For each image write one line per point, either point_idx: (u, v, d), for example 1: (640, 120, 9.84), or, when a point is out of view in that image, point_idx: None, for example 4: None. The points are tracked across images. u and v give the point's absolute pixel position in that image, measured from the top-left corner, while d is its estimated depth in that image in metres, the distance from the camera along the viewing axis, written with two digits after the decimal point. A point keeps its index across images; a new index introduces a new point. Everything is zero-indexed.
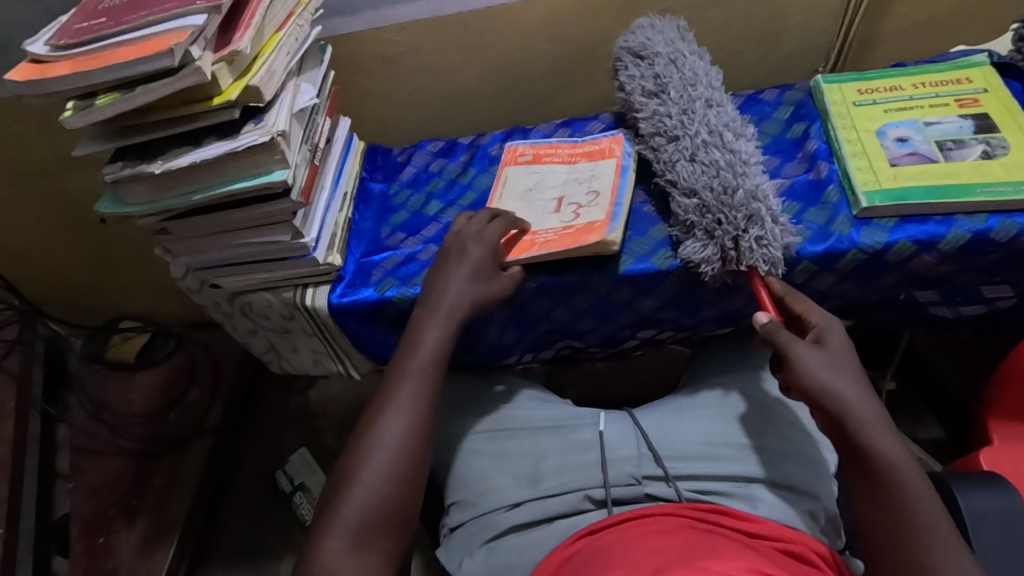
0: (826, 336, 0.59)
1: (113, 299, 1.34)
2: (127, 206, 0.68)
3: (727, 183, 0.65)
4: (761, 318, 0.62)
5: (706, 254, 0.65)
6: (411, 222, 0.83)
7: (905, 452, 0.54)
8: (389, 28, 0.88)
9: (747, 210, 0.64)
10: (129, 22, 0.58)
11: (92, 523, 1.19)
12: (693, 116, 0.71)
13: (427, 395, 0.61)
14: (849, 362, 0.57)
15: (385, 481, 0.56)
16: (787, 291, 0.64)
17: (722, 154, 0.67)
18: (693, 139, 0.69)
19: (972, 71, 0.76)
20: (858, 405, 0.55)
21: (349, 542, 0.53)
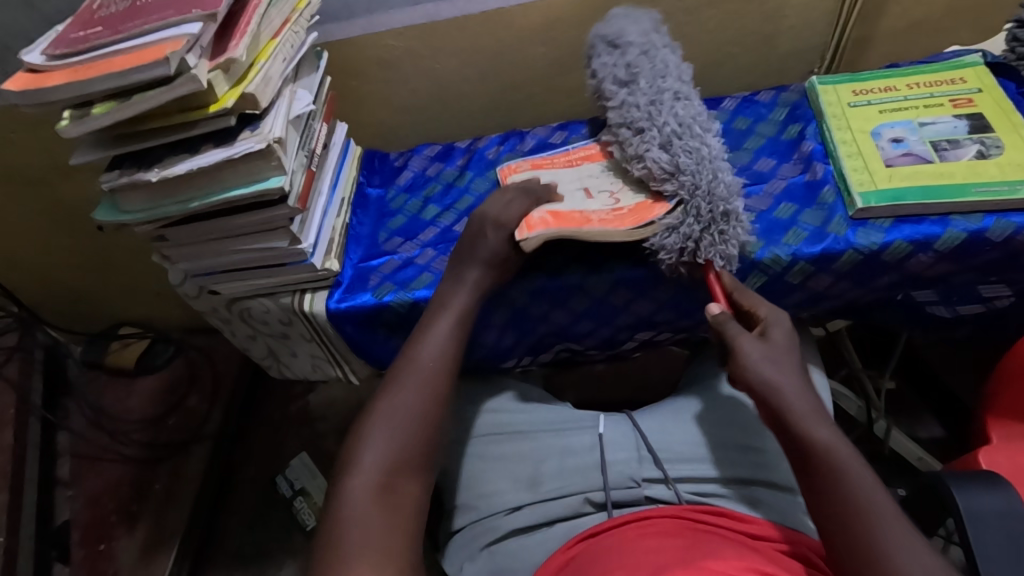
0: (770, 329, 0.61)
1: (112, 305, 1.34)
2: (124, 214, 0.69)
3: (700, 176, 0.64)
4: (714, 309, 0.63)
5: (671, 247, 0.65)
6: (408, 227, 0.83)
7: (839, 437, 0.55)
8: (385, 33, 0.89)
9: (717, 204, 0.64)
10: (125, 31, 0.59)
11: (93, 529, 1.18)
12: (663, 107, 0.68)
13: (451, 350, 0.63)
14: (785, 357, 0.59)
15: (412, 425, 0.58)
16: (738, 288, 0.65)
17: (694, 146, 0.66)
18: (662, 130, 0.67)
19: (966, 72, 0.76)
20: (793, 394, 0.57)
21: (375, 483, 0.54)
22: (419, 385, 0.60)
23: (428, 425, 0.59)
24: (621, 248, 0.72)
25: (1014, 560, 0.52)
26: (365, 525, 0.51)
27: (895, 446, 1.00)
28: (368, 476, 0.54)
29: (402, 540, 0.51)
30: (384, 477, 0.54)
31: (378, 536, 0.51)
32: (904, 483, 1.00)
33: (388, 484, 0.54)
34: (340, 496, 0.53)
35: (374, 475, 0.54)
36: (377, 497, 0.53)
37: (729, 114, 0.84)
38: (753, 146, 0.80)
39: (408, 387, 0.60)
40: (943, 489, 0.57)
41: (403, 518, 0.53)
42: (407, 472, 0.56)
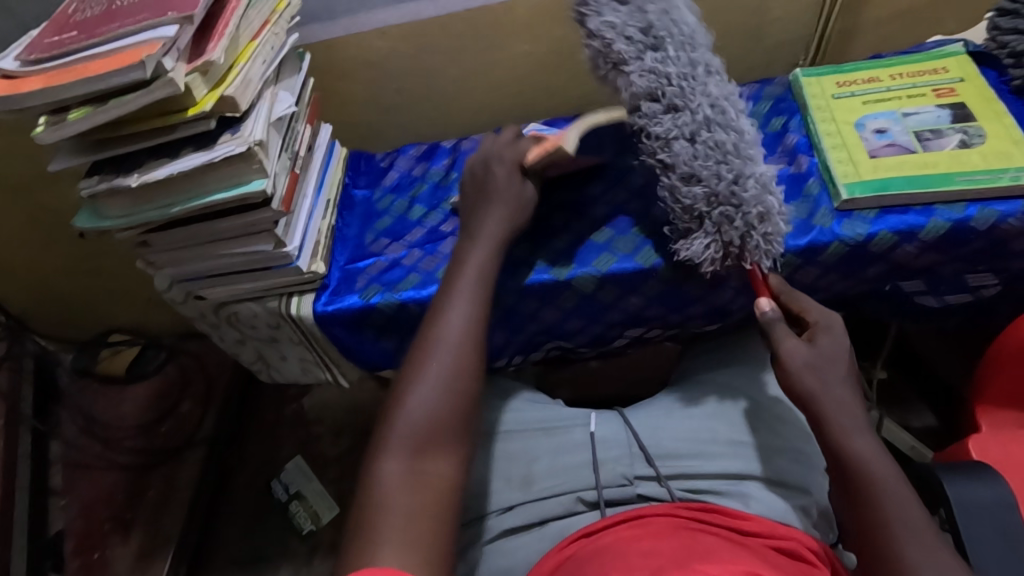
0: (820, 336, 0.60)
1: (100, 313, 1.33)
2: (105, 220, 0.68)
3: (732, 173, 0.61)
4: (763, 305, 0.62)
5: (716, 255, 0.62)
6: (395, 228, 0.82)
7: (880, 452, 0.54)
8: (368, 34, 0.88)
9: (752, 203, 0.61)
10: (100, 34, 0.58)
11: (85, 538, 1.17)
12: (695, 84, 0.62)
13: (475, 317, 0.60)
14: (830, 364, 0.58)
15: (440, 396, 0.55)
16: (790, 292, 0.64)
17: (725, 137, 0.62)
18: (695, 115, 0.61)
19: (949, 61, 0.76)
20: (839, 403, 0.56)
21: (404, 464, 0.51)
22: (444, 358, 0.57)
23: (463, 396, 0.56)
24: (607, 245, 0.72)
25: (1004, 550, 0.52)
26: (389, 516, 0.48)
27: (888, 437, 1.00)
28: (398, 458, 0.52)
29: (431, 523, 0.49)
30: (413, 454, 0.52)
31: (411, 529, 0.48)
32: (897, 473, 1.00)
33: (416, 464, 0.52)
34: (372, 478, 0.51)
35: (400, 455, 0.52)
36: (405, 479, 0.51)
37: None
38: None
39: (435, 361, 0.57)
40: (933, 480, 0.57)
41: (429, 498, 0.50)
42: (434, 452, 0.53)
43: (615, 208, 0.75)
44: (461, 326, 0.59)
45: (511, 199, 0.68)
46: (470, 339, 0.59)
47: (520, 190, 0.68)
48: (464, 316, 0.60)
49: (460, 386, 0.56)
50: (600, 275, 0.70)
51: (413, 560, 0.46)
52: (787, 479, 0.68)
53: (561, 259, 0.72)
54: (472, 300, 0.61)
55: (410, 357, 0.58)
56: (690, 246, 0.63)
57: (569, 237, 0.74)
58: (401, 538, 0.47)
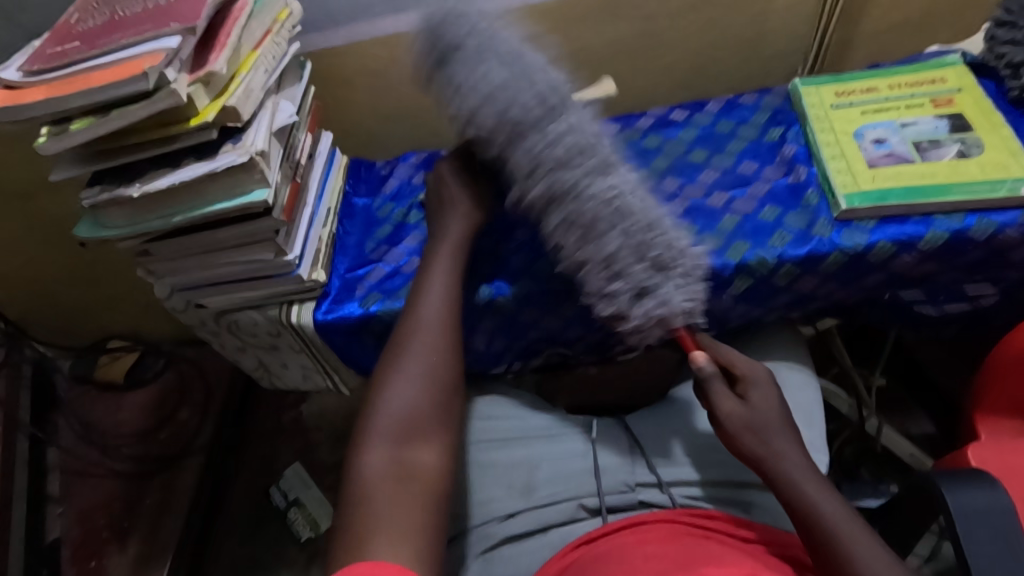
0: (750, 390, 0.62)
1: (99, 319, 1.33)
2: (107, 229, 0.68)
3: (661, 240, 0.65)
4: (700, 360, 0.62)
5: (678, 302, 0.63)
6: (394, 235, 0.82)
7: (825, 494, 0.55)
8: (369, 42, 0.88)
9: (682, 265, 0.65)
10: (102, 46, 0.58)
11: (83, 546, 1.17)
12: (585, 164, 0.66)
13: (452, 299, 0.63)
14: (771, 418, 0.60)
15: (420, 387, 0.56)
16: (710, 343, 0.66)
17: (641, 211, 0.66)
18: (614, 193, 0.66)
19: (946, 71, 0.77)
20: (779, 451, 0.58)
21: (386, 454, 0.52)
22: (425, 337, 0.59)
23: (442, 379, 0.57)
24: None
25: (1005, 560, 0.52)
26: (378, 509, 0.48)
27: (886, 443, 1.01)
28: (380, 447, 0.52)
29: (419, 517, 0.48)
30: (394, 444, 0.52)
31: (396, 521, 0.47)
32: (895, 480, 1.00)
33: (399, 452, 0.52)
34: (354, 472, 0.51)
35: (383, 444, 0.52)
36: (390, 468, 0.51)
37: (712, 117, 0.85)
38: (735, 149, 0.80)
39: (416, 345, 0.59)
40: (932, 488, 0.57)
41: (416, 491, 0.50)
42: (419, 438, 0.53)
43: None
44: (438, 310, 0.61)
45: (465, 207, 0.71)
46: (448, 317, 0.61)
47: (469, 189, 0.72)
48: (442, 299, 0.62)
49: (444, 363, 0.58)
50: None
51: (401, 550, 0.45)
52: None
53: (562, 267, 0.72)
54: (447, 288, 0.63)
55: (391, 341, 0.60)
56: (654, 303, 0.63)
57: None
58: (390, 533, 0.46)
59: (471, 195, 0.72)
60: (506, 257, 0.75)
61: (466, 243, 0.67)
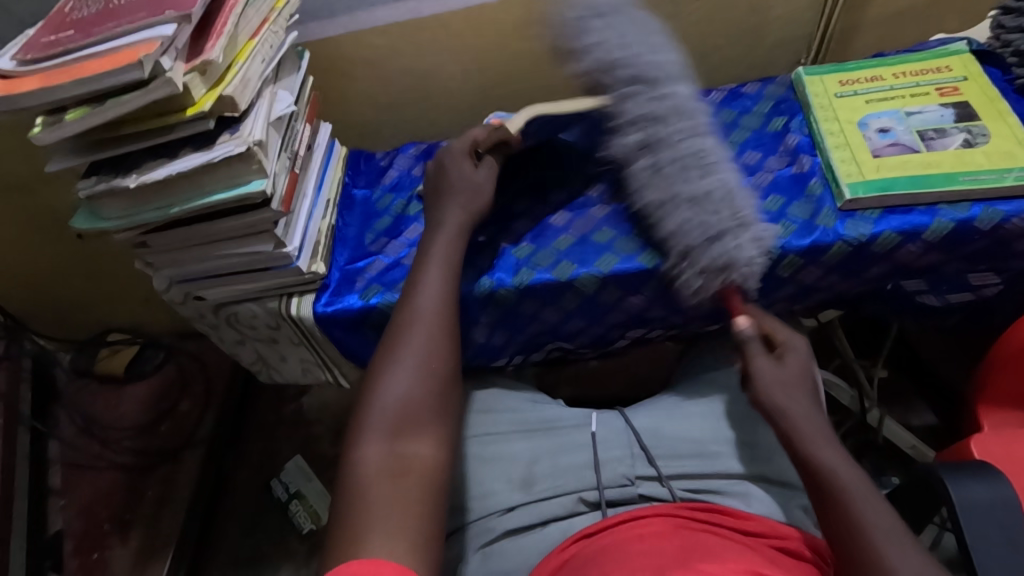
0: (788, 354, 0.61)
1: (98, 312, 1.32)
2: (104, 221, 0.67)
3: (725, 201, 0.63)
4: (742, 323, 0.62)
5: (750, 253, 0.62)
6: (394, 227, 0.82)
7: (849, 464, 0.54)
8: (367, 32, 0.87)
9: (742, 230, 0.62)
10: (96, 34, 0.57)
11: (85, 539, 1.17)
12: (669, 123, 0.65)
13: (448, 289, 0.62)
14: (797, 383, 0.59)
15: (417, 379, 0.56)
16: (758, 312, 0.65)
17: (710, 173, 0.64)
18: (685, 152, 0.64)
19: (952, 60, 0.76)
20: (802, 418, 0.57)
21: (382, 447, 0.51)
22: (422, 328, 0.59)
23: (438, 373, 0.57)
24: (609, 245, 0.71)
25: (1008, 552, 0.52)
26: (372, 503, 0.48)
27: (888, 435, 1.00)
28: (376, 440, 0.51)
29: (415, 509, 0.48)
30: (391, 438, 0.52)
31: (391, 515, 0.47)
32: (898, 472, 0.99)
33: (394, 445, 0.52)
34: (351, 466, 0.51)
35: (380, 437, 0.52)
36: (386, 460, 0.50)
37: (715, 107, 0.84)
38: (738, 139, 0.79)
39: (413, 337, 0.58)
40: (935, 480, 0.57)
41: (412, 483, 0.50)
42: (414, 430, 0.53)
43: (614, 207, 0.75)
44: (434, 300, 0.61)
45: (470, 198, 0.68)
46: (444, 307, 0.60)
47: (473, 175, 0.69)
48: (438, 289, 0.61)
49: (439, 354, 0.58)
50: (603, 275, 0.69)
51: (397, 546, 0.45)
52: (788, 479, 0.69)
53: (563, 260, 0.72)
54: (443, 277, 0.63)
55: (388, 330, 0.60)
56: (718, 254, 0.62)
57: (570, 238, 0.74)
58: (384, 527, 0.46)
59: (475, 182, 0.68)
60: (506, 249, 0.74)
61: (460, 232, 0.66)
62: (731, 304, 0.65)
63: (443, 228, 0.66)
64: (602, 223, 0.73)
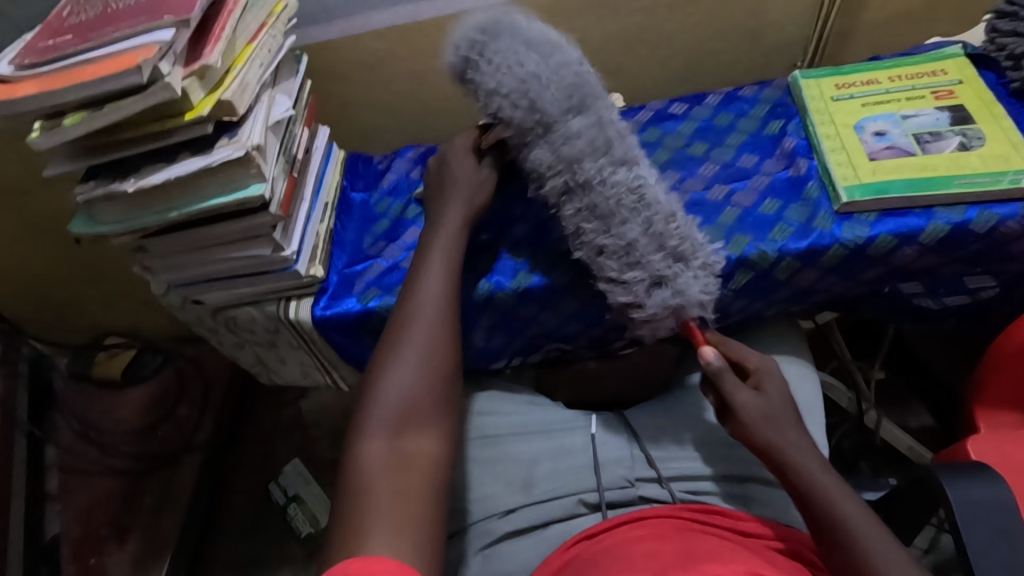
0: (764, 381, 0.61)
1: (95, 316, 1.32)
2: (102, 225, 0.67)
3: (668, 237, 0.62)
4: (709, 355, 0.61)
5: (697, 292, 0.62)
6: (392, 230, 0.82)
7: (832, 477, 0.55)
8: (365, 36, 0.88)
9: (690, 265, 0.63)
10: (94, 39, 0.57)
11: (82, 544, 1.16)
12: (603, 159, 0.63)
13: (449, 286, 0.62)
14: (781, 408, 0.60)
15: (418, 375, 0.56)
16: (719, 338, 0.65)
17: (652, 211, 0.62)
18: (621, 193, 0.62)
19: (947, 63, 0.77)
20: (796, 451, 0.57)
21: (384, 445, 0.51)
22: (422, 324, 0.59)
23: (439, 370, 0.57)
24: None
25: (1007, 553, 0.52)
26: (375, 499, 0.48)
27: (885, 436, 1.00)
28: (379, 437, 0.52)
29: (417, 506, 0.48)
30: (392, 435, 0.52)
31: (393, 512, 0.47)
32: (895, 473, 1.00)
33: (395, 443, 0.52)
34: (352, 464, 0.51)
35: (382, 435, 0.52)
36: (387, 458, 0.50)
37: (712, 111, 0.84)
38: (735, 142, 0.80)
39: (413, 334, 0.58)
40: (934, 481, 0.57)
41: (414, 482, 0.50)
42: (415, 428, 0.53)
43: None
44: (435, 295, 0.61)
45: (472, 194, 0.69)
46: (445, 304, 0.60)
47: (475, 172, 0.70)
48: (438, 286, 0.61)
49: (440, 350, 0.58)
50: None
51: (400, 543, 0.45)
52: None
53: (562, 263, 0.72)
54: (444, 275, 0.62)
55: (388, 328, 0.60)
56: (671, 293, 0.61)
57: None
58: (386, 524, 0.46)
59: (476, 179, 0.70)
60: (505, 253, 0.74)
61: (456, 229, 0.66)
62: (693, 337, 0.64)
63: (442, 230, 0.66)
64: None
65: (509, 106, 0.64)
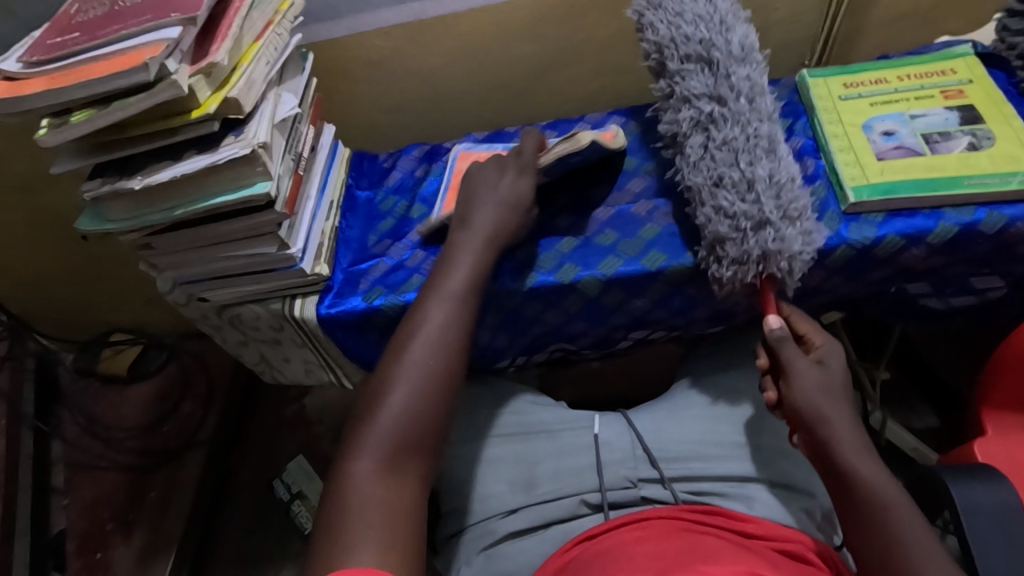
0: (828, 359, 0.59)
1: (102, 312, 1.33)
2: (108, 222, 0.67)
3: (778, 190, 0.62)
4: (772, 323, 0.61)
5: (796, 246, 0.60)
6: (397, 229, 0.82)
7: (888, 478, 0.53)
8: (371, 34, 0.88)
9: (790, 222, 0.61)
10: (102, 36, 0.57)
11: (88, 538, 1.17)
12: (739, 106, 0.65)
13: (463, 299, 0.60)
14: (840, 390, 0.58)
15: (419, 391, 0.54)
16: (792, 310, 0.63)
17: (770, 162, 0.63)
18: (748, 140, 0.64)
19: (956, 62, 0.76)
20: (842, 426, 0.56)
21: (376, 464, 0.50)
22: (429, 338, 0.57)
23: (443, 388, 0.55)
24: (612, 247, 0.71)
25: (1010, 556, 0.52)
26: (364, 516, 0.47)
27: (890, 438, 1.00)
28: (371, 456, 0.50)
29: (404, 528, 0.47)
30: (387, 454, 0.50)
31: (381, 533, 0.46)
32: (899, 474, 0.99)
33: (391, 461, 0.50)
34: (343, 479, 0.49)
35: (375, 454, 0.50)
36: (379, 478, 0.49)
37: None
38: None
39: (421, 348, 0.56)
40: (939, 485, 0.57)
41: (400, 501, 0.49)
42: (410, 449, 0.51)
43: (617, 210, 0.75)
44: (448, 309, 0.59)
45: (505, 199, 0.68)
46: (458, 319, 0.59)
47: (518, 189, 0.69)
48: (451, 299, 0.60)
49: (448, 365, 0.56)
50: (606, 278, 0.69)
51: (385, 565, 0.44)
52: (790, 481, 0.68)
53: (566, 262, 0.72)
54: (460, 287, 0.61)
55: (397, 335, 0.58)
56: (770, 237, 0.60)
57: (573, 240, 0.73)
58: (375, 543, 0.45)
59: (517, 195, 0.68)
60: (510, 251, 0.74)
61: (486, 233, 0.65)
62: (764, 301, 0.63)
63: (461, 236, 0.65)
64: (606, 226, 0.74)
65: (675, 50, 0.69)
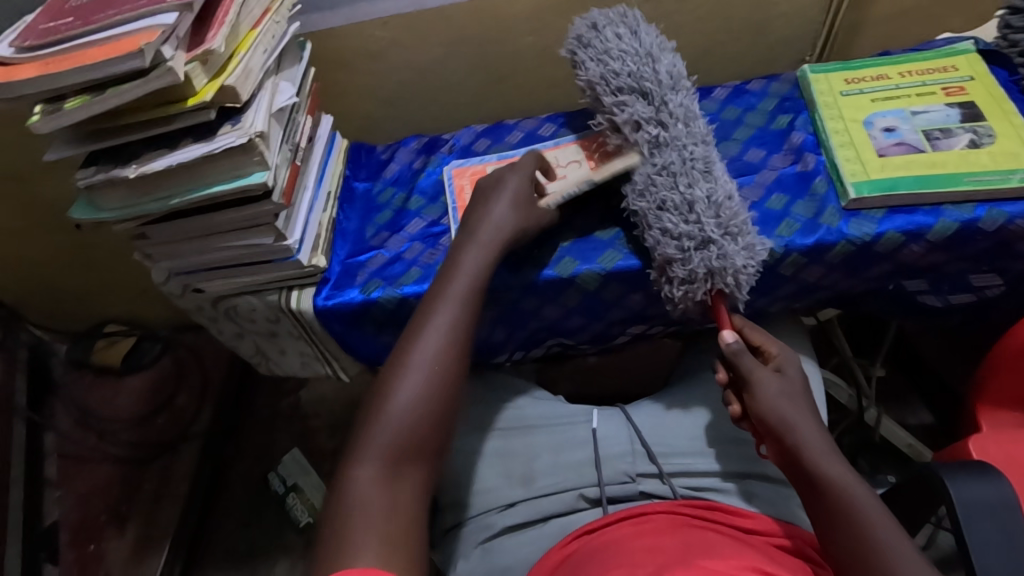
0: (786, 368, 0.61)
1: (95, 304, 1.31)
2: (102, 212, 0.67)
3: (723, 209, 0.62)
4: (727, 337, 0.61)
5: (740, 262, 0.61)
6: (395, 221, 0.81)
7: (858, 480, 0.53)
8: (369, 23, 0.86)
9: (737, 239, 0.62)
10: (96, 21, 0.56)
11: (81, 530, 1.17)
12: (677, 132, 0.66)
13: (471, 298, 0.60)
14: (800, 397, 0.59)
15: (428, 389, 0.54)
16: (744, 322, 0.64)
17: (712, 182, 0.64)
18: (687, 162, 0.64)
19: (958, 59, 0.76)
20: (807, 432, 0.56)
21: (380, 465, 0.50)
22: (436, 336, 0.57)
23: (447, 386, 0.55)
24: (613, 241, 0.71)
25: (1004, 551, 0.52)
26: (370, 516, 0.47)
27: (885, 434, 1.01)
28: (377, 456, 0.50)
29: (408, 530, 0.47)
30: (393, 453, 0.51)
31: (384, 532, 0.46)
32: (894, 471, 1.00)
33: (395, 461, 0.50)
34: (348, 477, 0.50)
35: (382, 451, 0.50)
36: (383, 478, 0.49)
37: (719, 104, 0.83)
38: (742, 136, 0.79)
39: (426, 345, 0.56)
40: (935, 481, 0.57)
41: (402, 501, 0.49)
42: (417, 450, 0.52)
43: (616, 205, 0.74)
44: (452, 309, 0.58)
45: (512, 191, 0.67)
46: (465, 317, 0.58)
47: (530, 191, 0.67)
48: (456, 300, 0.59)
49: (455, 365, 0.56)
50: (606, 272, 0.69)
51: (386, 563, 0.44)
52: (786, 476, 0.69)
53: (565, 256, 0.71)
54: (467, 286, 0.60)
55: (404, 333, 0.58)
56: (714, 256, 0.61)
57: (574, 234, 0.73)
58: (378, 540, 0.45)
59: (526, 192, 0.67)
60: None
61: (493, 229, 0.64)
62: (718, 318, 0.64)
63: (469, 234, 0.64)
64: (606, 220, 0.73)
65: (604, 83, 0.69)
